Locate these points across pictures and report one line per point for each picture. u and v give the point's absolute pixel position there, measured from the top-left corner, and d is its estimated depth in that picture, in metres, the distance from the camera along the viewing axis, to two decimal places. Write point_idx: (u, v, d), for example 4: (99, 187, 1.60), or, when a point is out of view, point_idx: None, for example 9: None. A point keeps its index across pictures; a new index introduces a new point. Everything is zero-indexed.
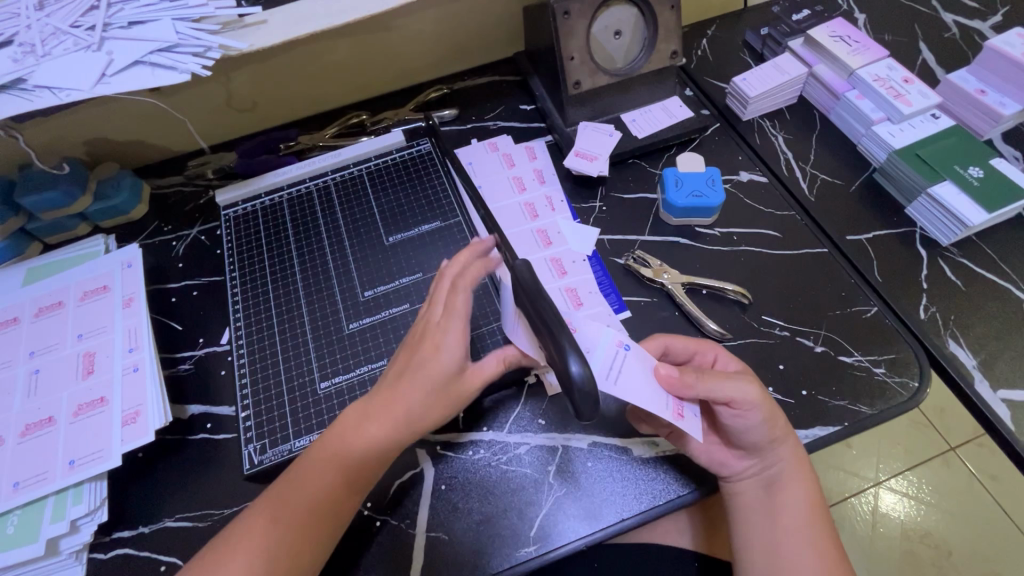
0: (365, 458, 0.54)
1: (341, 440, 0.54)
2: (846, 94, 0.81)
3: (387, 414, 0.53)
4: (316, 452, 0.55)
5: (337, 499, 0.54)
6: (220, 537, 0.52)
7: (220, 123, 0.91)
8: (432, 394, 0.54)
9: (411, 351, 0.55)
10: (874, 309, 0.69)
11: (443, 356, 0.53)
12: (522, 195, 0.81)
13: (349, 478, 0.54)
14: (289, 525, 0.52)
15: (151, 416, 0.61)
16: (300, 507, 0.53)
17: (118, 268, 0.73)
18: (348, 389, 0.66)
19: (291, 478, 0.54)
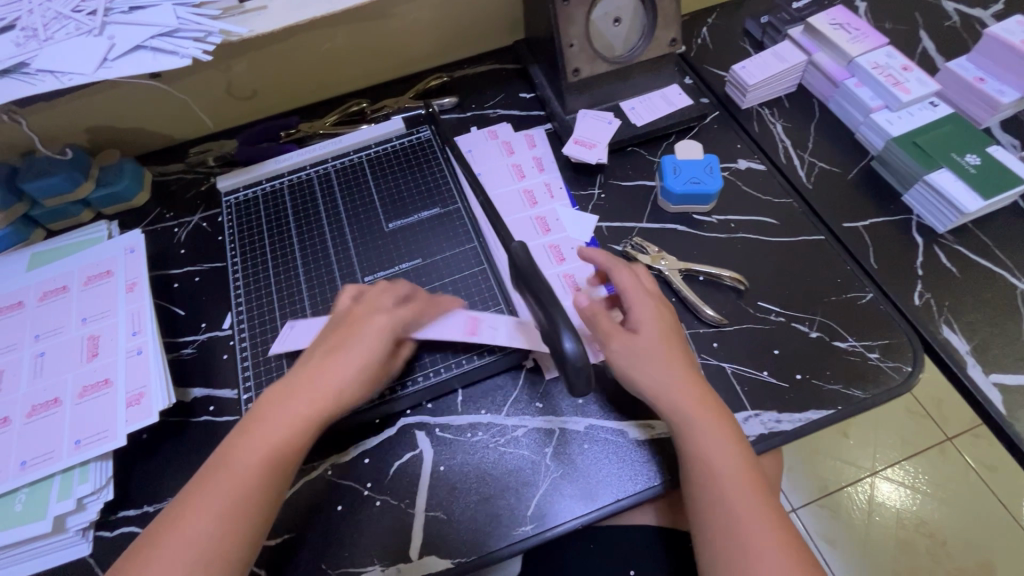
0: (290, 440, 0.54)
1: (266, 425, 0.54)
2: (844, 82, 0.81)
3: (316, 388, 0.56)
4: (238, 439, 0.54)
5: (265, 487, 0.52)
6: (150, 528, 0.50)
7: (221, 110, 0.91)
8: (367, 367, 0.57)
9: (347, 330, 0.59)
10: (869, 295, 0.69)
11: (376, 338, 0.58)
12: (521, 182, 0.81)
13: (274, 477, 0.53)
14: (216, 519, 0.50)
15: (155, 396, 0.62)
16: (224, 498, 0.51)
17: (120, 254, 0.73)
18: None
19: (212, 472, 0.52)
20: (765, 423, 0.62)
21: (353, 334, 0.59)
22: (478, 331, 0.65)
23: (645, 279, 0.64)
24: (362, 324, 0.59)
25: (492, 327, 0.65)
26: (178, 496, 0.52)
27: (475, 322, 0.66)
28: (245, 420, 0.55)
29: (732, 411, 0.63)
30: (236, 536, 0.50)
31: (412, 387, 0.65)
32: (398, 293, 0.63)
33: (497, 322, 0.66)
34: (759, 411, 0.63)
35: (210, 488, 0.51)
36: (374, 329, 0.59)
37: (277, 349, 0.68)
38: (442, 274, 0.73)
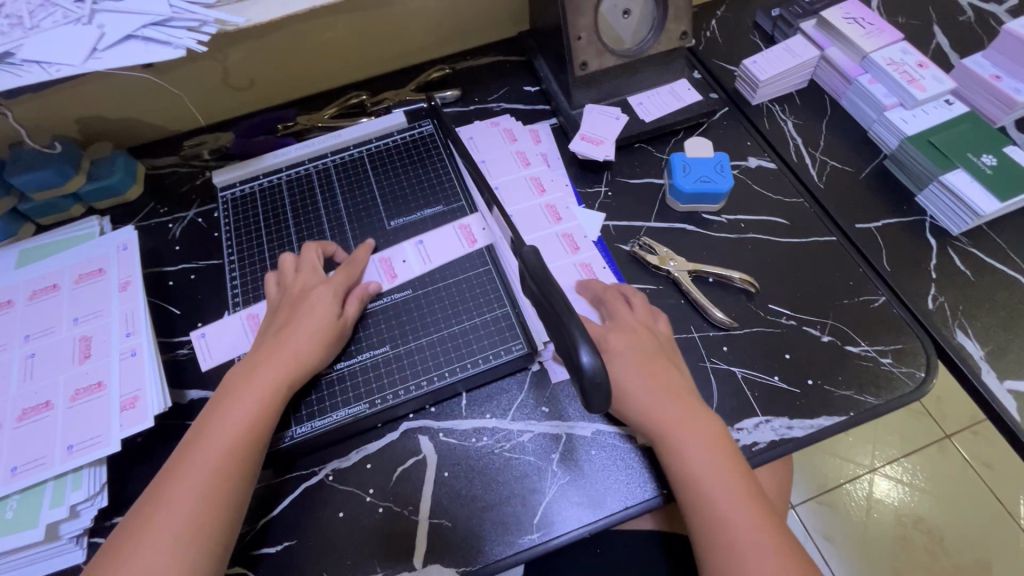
0: (253, 421, 0.56)
1: (237, 394, 0.58)
2: (858, 78, 0.79)
3: (280, 360, 0.60)
4: (212, 413, 0.57)
5: (233, 471, 0.54)
6: (120, 530, 0.51)
7: (216, 101, 0.88)
8: (318, 334, 0.62)
9: (290, 309, 0.64)
10: (881, 298, 0.68)
11: (319, 301, 0.64)
12: (527, 169, 0.80)
13: (250, 439, 0.55)
14: (187, 508, 0.51)
15: (150, 400, 0.61)
16: (194, 488, 0.52)
17: (112, 251, 0.71)
18: (352, 376, 0.65)
19: (177, 467, 0.53)
20: (776, 429, 0.61)
21: (296, 310, 0.64)
22: (397, 272, 0.71)
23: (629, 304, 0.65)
24: (302, 298, 0.64)
25: (404, 262, 0.72)
26: (144, 496, 0.53)
27: (388, 264, 0.72)
28: (206, 413, 0.57)
29: (742, 417, 0.62)
30: (211, 523, 0.51)
31: (416, 392, 0.63)
32: (316, 258, 0.69)
33: (406, 256, 0.72)
34: (770, 417, 0.62)
35: (188, 467, 0.53)
36: (315, 301, 0.64)
37: (207, 364, 0.69)
38: (446, 273, 0.71)
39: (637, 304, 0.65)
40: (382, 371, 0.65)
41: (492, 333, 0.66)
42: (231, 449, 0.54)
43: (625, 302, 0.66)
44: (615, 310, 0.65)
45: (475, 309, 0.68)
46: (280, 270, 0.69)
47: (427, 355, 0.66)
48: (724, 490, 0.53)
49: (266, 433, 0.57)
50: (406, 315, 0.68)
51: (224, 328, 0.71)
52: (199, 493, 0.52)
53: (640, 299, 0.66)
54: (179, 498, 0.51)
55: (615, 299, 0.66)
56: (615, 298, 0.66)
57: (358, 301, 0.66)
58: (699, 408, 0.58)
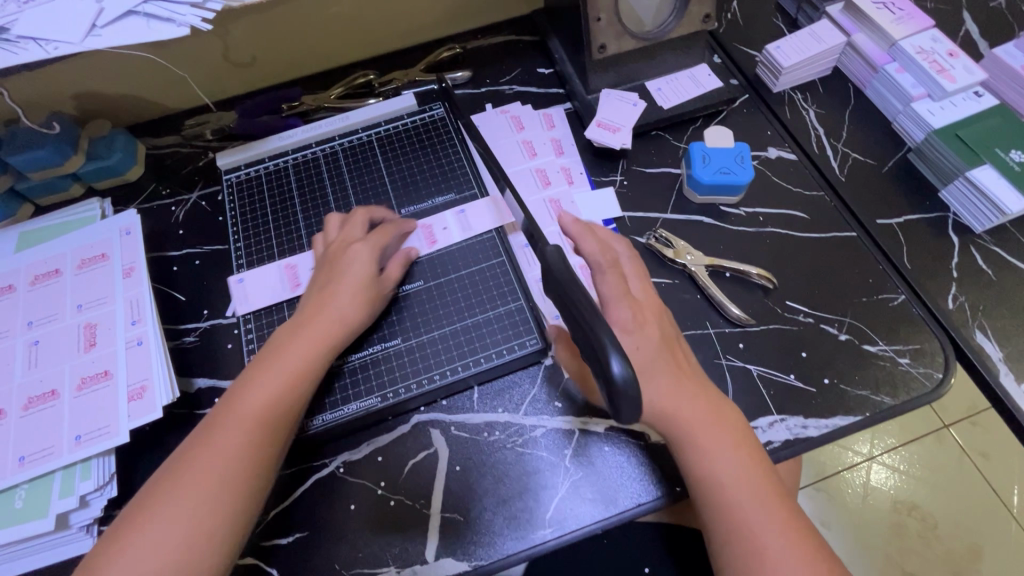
0: (294, 385, 0.56)
1: (282, 350, 0.57)
2: (885, 67, 0.76)
3: (326, 319, 0.59)
4: (257, 367, 0.57)
5: (271, 437, 0.53)
6: (150, 488, 0.51)
7: (218, 79, 0.85)
8: (361, 294, 0.61)
9: (332, 269, 0.63)
10: (901, 297, 0.67)
11: (358, 262, 0.62)
12: (558, 159, 0.78)
13: (294, 397, 0.56)
14: (223, 469, 0.51)
15: (158, 390, 0.59)
16: (229, 452, 0.51)
17: (114, 236, 0.69)
18: (388, 358, 0.64)
19: (211, 428, 0.53)
20: (791, 428, 0.61)
21: (338, 272, 0.62)
22: (437, 238, 0.71)
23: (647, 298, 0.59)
24: (346, 258, 0.63)
25: (445, 229, 0.71)
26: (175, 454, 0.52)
27: (428, 230, 0.71)
28: (246, 374, 0.57)
29: (757, 415, 0.61)
30: (246, 485, 0.51)
31: (432, 384, 0.63)
32: (364, 221, 0.67)
33: (447, 222, 0.72)
34: (785, 416, 0.61)
35: (229, 420, 0.53)
36: (358, 263, 0.62)
37: (240, 309, 0.69)
38: (460, 266, 0.69)
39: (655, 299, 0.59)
40: (426, 347, 0.65)
41: (506, 327, 0.65)
42: (270, 414, 0.54)
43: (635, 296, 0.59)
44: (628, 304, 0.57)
45: (494, 301, 0.67)
46: (326, 227, 0.69)
47: (441, 349, 0.64)
48: (748, 494, 0.50)
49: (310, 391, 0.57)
50: (446, 291, 0.68)
51: (263, 273, 0.71)
52: (232, 461, 0.51)
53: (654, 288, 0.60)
54: (212, 463, 0.51)
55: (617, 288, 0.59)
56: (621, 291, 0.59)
57: (399, 267, 0.66)
58: (717, 403, 0.55)
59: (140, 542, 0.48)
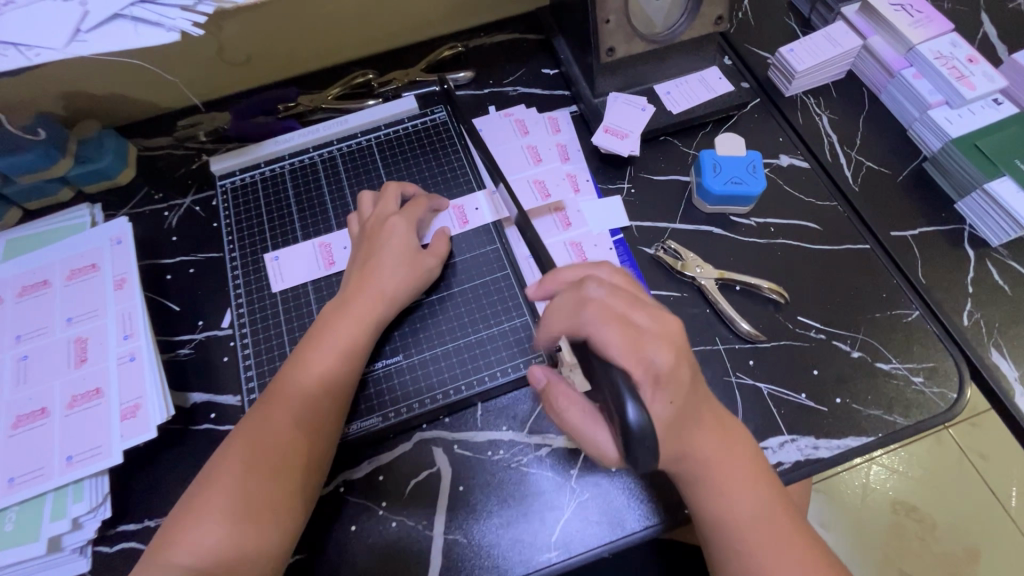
0: (341, 358, 0.58)
1: (329, 326, 0.60)
2: (902, 72, 0.74)
3: (368, 295, 0.61)
4: (307, 344, 0.59)
5: (326, 408, 0.56)
6: (217, 460, 0.54)
7: (211, 79, 0.82)
8: (402, 267, 0.63)
9: (370, 245, 0.64)
10: (915, 313, 0.65)
11: (396, 237, 0.64)
12: (564, 165, 0.76)
13: (343, 368, 0.58)
14: (283, 436, 0.54)
15: (152, 409, 0.58)
16: (290, 423, 0.55)
17: (105, 245, 0.67)
18: (420, 363, 0.63)
19: (271, 402, 0.56)
20: (802, 449, 0.59)
21: (376, 248, 0.63)
22: (469, 219, 0.71)
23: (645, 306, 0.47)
24: (383, 234, 0.64)
25: (477, 209, 0.71)
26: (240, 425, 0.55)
27: (460, 210, 0.71)
28: (295, 353, 0.59)
29: (767, 435, 0.60)
30: (309, 451, 0.54)
31: (460, 394, 0.62)
32: (397, 195, 0.68)
33: (478, 203, 0.72)
34: (796, 436, 0.60)
35: (286, 393, 0.56)
36: (395, 238, 0.64)
37: (277, 286, 0.69)
38: (467, 274, 0.68)
39: (647, 304, 0.47)
40: (462, 335, 0.65)
41: (511, 344, 0.64)
42: (323, 384, 0.57)
43: (641, 326, 0.45)
44: (646, 349, 0.44)
45: (508, 313, 0.65)
46: (360, 206, 0.69)
47: (445, 365, 0.63)
48: (761, 531, 0.48)
49: (357, 363, 0.59)
50: (481, 283, 0.67)
51: (298, 251, 0.70)
52: (287, 433, 0.54)
53: (619, 277, 0.51)
54: (270, 435, 0.54)
55: (617, 320, 0.44)
56: (626, 328, 0.44)
57: (441, 240, 0.67)
58: (732, 431, 0.51)
59: (209, 513, 0.50)
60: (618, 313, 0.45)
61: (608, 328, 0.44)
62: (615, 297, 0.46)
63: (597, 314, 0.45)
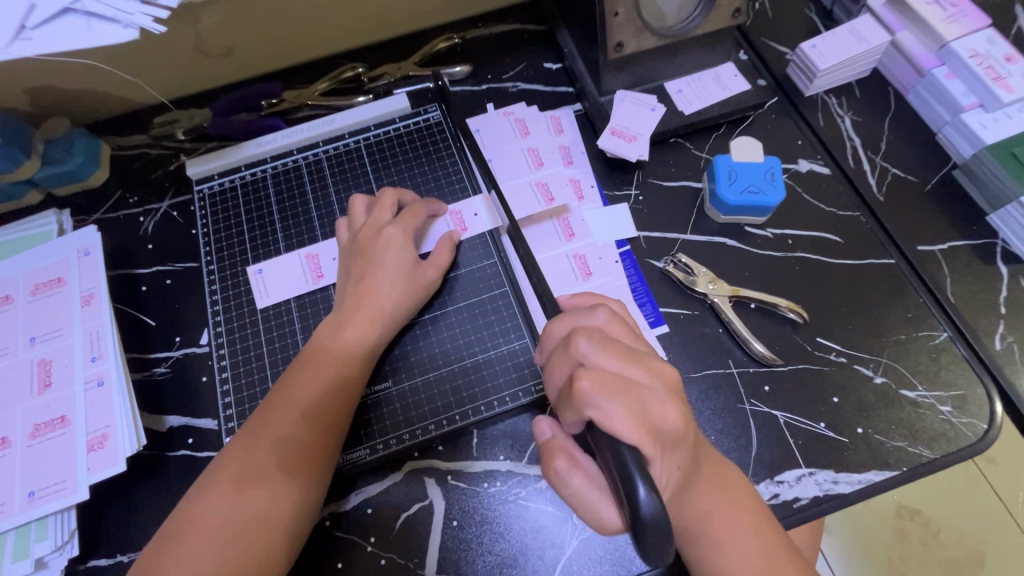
0: (332, 385, 0.54)
1: (321, 351, 0.56)
2: (933, 71, 0.69)
3: (361, 316, 0.57)
4: (298, 370, 0.55)
5: (317, 441, 0.52)
6: (199, 492, 0.50)
7: (189, 73, 0.76)
8: (397, 285, 0.58)
9: (363, 259, 0.59)
10: (944, 335, 0.61)
11: (392, 251, 0.59)
12: (567, 169, 0.71)
13: (334, 396, 0.54)
14: (270, 472, 0.50)
15: (121, 440, 0.53)
16: (277, 458, 0.50)
17: (72, 257, 0.62)
18: (416, 388, 0.59)
19: (256, 433, 0.52)
20: (820, 484, 0.55)
21: (371, 261, 0.59)
22: (468, 225, 0.66)
23: (641, 360, 0.42)
24: (378, 246, 0.59)
25: (476, 215, 0.66)
26: (223, 455, 0.51)
27: (459, 217, 0.66)
28: (284, 380, 0.55)
29: (784, 468, 0.56)
30: (298, 488, 0.50)
31: (457, 422, 0.58)
32: (393, 203, 0.62)
33: (478, 208, 0.67)
34: (814, 470, 0.56)
35: (272, 424, 0.52)
36: (393, 251, 0.59)
37: (260, 302, 0.64)
38: (466, 291, 0.63)
39: (642, 357, 0.42)
40: (462, 357, 0.60)
41: (511, 368, 0.60)
42: (313, 414, 0.52)
43: (638, 383, 0.40)
44: (651, 413, 0.39)
45: (509, 334, 0.61)
46: (351, 212, 0.63)
47: (438, 392, 0.59)
48: None
49: (351, 390, 0.55)
50: (481, 299, 0.63)
51: (281, 262, 0.65)
52: (277, 466, 0.50)
53: (617, 325, 0.45)
54: (257, 466, 0.50)
55: (616, 382, 0.39)
56: (627, 389, 0.39)
57: (442, 252, 0.62)
58: (732, 480, 0.47)
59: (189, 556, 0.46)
60: (615, 374, 0.40)
61: (609, 396, 0.38)
62: (608, 353, 0.41)
63: (592, 380, 0.39)
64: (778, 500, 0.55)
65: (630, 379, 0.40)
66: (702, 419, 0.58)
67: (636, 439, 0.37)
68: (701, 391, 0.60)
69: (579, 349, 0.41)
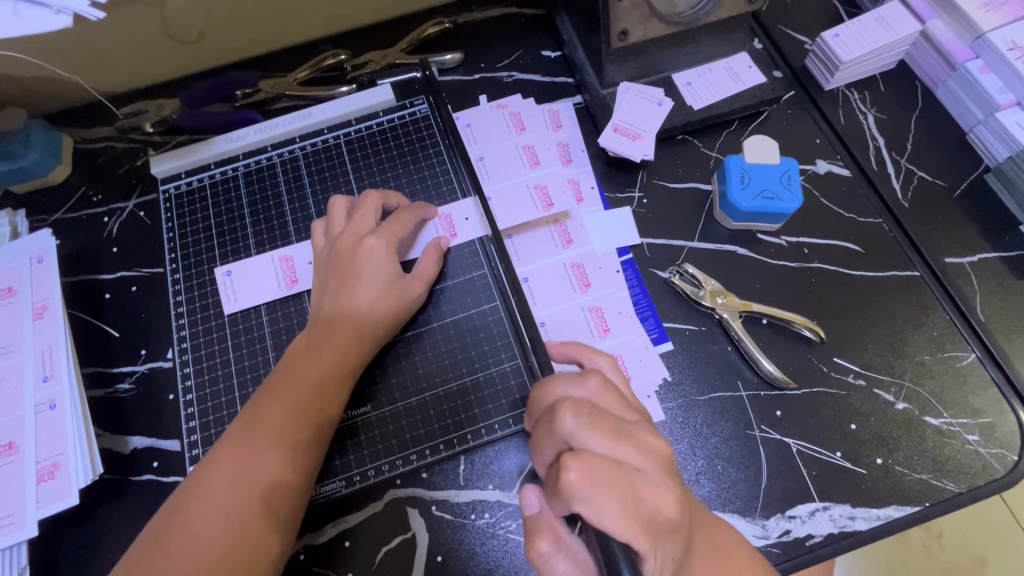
0: (307, 411, 0.49)
1: (296, 371, 0.51)
2: (967, 64, 0.63)
3: (340, 335, 0.52)
4: (269, 391, 0.50)
5: (289, 475, 0.47)
6: (153, 529, 0.45)
7: (157, 60, 0.70)
8: (380, 299, 0.53)
9: (341, 271, 0.54)
10: (972, 356, 0.56)
11: (374, 262, 0.54)
12: (565, 168, 0.65)
13: (310, 423, 0.49)
14: (235, 511, 0.45)
15: (75, 470, 0.49)
16: (242, 494, 0.45)
17: (22, 265, 0.57)
18: (398, 412, 0.54)
19: (219, 464, 0.46)
20: (835, 520, 0.51)
21: (350, 273, 0.53)
22: (457, 231, 0.61)
23: (633, 435, 0.38)
24: (358, 257, 0.54)
25: (467, 220, 0.61)
26: (183, 487, 0.46)
27: (447, 221, 0.61)
28: (254, 402, 0.50)
29: (796, 502, 0.52)
30: (267, 527, 0.45)
31: (442, 451, 0.53)
32: (376, 207, 0.57)
33: (468, 212, 0.61)
34: (829, 504, 0.52)
35: (238, 454, 0.47)
36: (375, 263, 0.54)
37: (229, 307, 0.59)
38: (453, 305, 0.58)
39: (634, 431, 0.38)
40: (448, 378, 0.56)
41: (501, 391, 0.55)
42: (284, 444, 0.47)
43: (630, 466, 0.36)
44: (644, 504, 0.35)
45: (500, 352, 0.56)
46: (330, 215, 0.58)
47: (421, 418, 0.54)
48: None
49: (328, 414, 0.50)
50: (472, 315, 0.58)
51: (256, 267, 0.60)
52: (244, 503, 0.45)
53: (609, 395, 0.41)
54: (220, 502, 0.45)
55: (606, 469, 0.35)
56: (619, 476, 0.35)
57: (430, 261, 0.57)
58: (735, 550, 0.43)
59: None
60: (605, 457, 0.36)
61: (599, 489, 0.34)
62: (596, 432, 0.37)
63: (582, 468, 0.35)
64: (789, 536, 0.51)
65: (622, 461, 0.37)
66: (708, 447, 0.54)
67: (627, 532, 0.34)
68: (707, 416, 0.55)
69: (565, 426, 0.38)
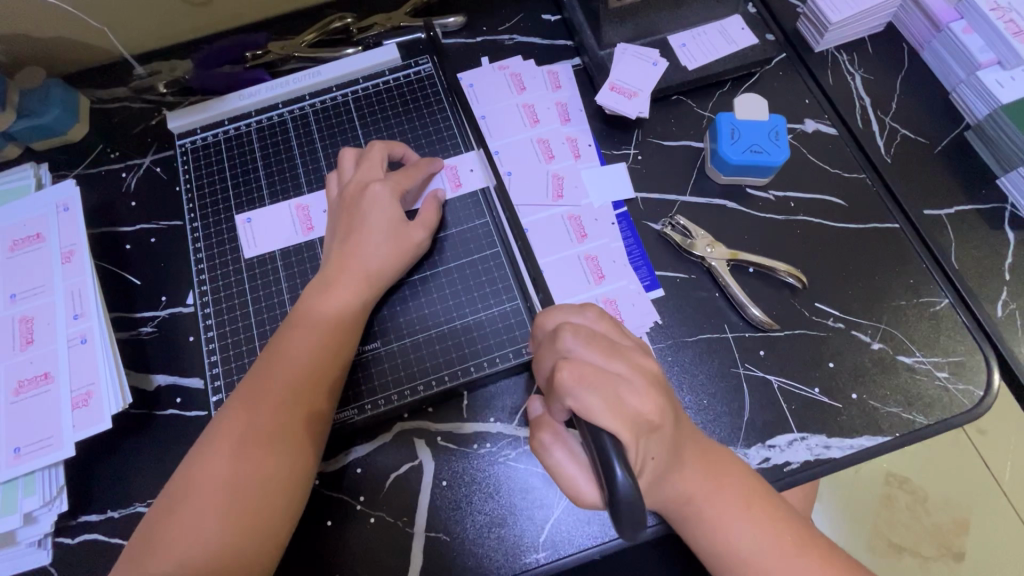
0: (323, 346, 0.53)
1: (313, 308, 0.54)
2: (951, 25, 0.65)
3: (352, 275, 0.55)
4: (288, 328, 0.54)
5: (311, 403, 0.51)
6: (193, 452, 0.49)
7: (170, 21, 0.72)
8: (389, 244, 0.57)
9: (352, 216, 0.57)
10: (945, 301, 0.60)
11: (382, 209, 0.57)
12: (563, 126, 0.68)
13: (327, 358, 0.53)
14: (266, 435, 0.49)
15: (105, 399, 0.53)
16: (271, 420, 0.49)
17: (50, 213, 0.60)
18: (405, 348, 0.58)
19: (247, 394, 0.50)
20: (812, 449, 0.55)
21: (360, 219, 0.57)
22: (462, 181, 0.65)
23: (624, 355, 0.43)
24: (365, 203, 0.57)
25: (472, 171, 0.65)
26: (216, 416, 0.50)
27: (453, 172, 0.65)
28: (274, 339, 0.54)
29: (776, 433, 0.56)
30: (295, 450, 0.49)
31: (448, 382, 0.57)
32: (383, 157, 0.60)
33: (472, 165, 0.66)
34: (806, 435, 0.55)
35: (263, 385, 0.50)
36: (381, 208, 0.57)
37: (249, 253, 0.62)
38: (456, 251, 0.62)
39: (624, 349, 0.43)
40: (453, 318, 0.59)
41: (501, 329, 0.59)
42: (305, 374, 0.51)
43: (620, 376, 0.41)
44: (629, 404, 0.40)
45: (500, 294, 0.60)
46: (340, 166, 0.61)
47: (427, 355, 0.58)
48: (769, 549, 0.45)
49: (342, 348, 0.54)
50: (475, 263, 0.62)
51: (272, 214, 0.64)
52: (274, 428, 0.49)
53: (604, 323, 0.46)
54: (252, 426, 0.49)
55: (597, 375, 0.40)
56: (610, 384, 0.40)
57: (432, 209, 0.60)
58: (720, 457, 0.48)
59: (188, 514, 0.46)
60: (597, 366, 0.41)
61: (588, 388, 0.39)
62: (591, 348, 0.42)
63: (573, 372, 0.40)
64: (768, 464, 0.55)
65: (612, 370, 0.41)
66: (696, 383, 0.58)
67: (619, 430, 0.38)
68: (695, 355, 0.59)
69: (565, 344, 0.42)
